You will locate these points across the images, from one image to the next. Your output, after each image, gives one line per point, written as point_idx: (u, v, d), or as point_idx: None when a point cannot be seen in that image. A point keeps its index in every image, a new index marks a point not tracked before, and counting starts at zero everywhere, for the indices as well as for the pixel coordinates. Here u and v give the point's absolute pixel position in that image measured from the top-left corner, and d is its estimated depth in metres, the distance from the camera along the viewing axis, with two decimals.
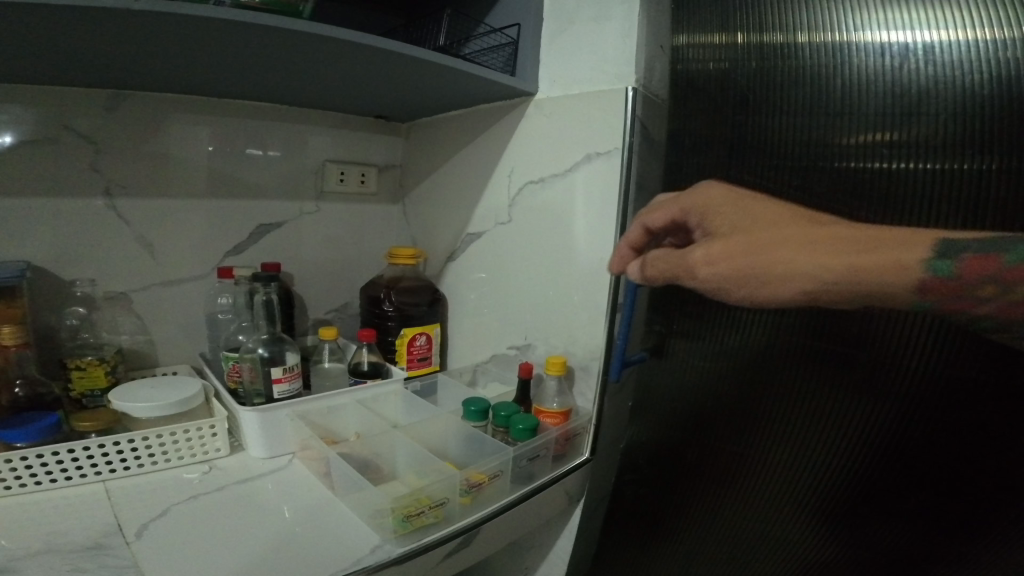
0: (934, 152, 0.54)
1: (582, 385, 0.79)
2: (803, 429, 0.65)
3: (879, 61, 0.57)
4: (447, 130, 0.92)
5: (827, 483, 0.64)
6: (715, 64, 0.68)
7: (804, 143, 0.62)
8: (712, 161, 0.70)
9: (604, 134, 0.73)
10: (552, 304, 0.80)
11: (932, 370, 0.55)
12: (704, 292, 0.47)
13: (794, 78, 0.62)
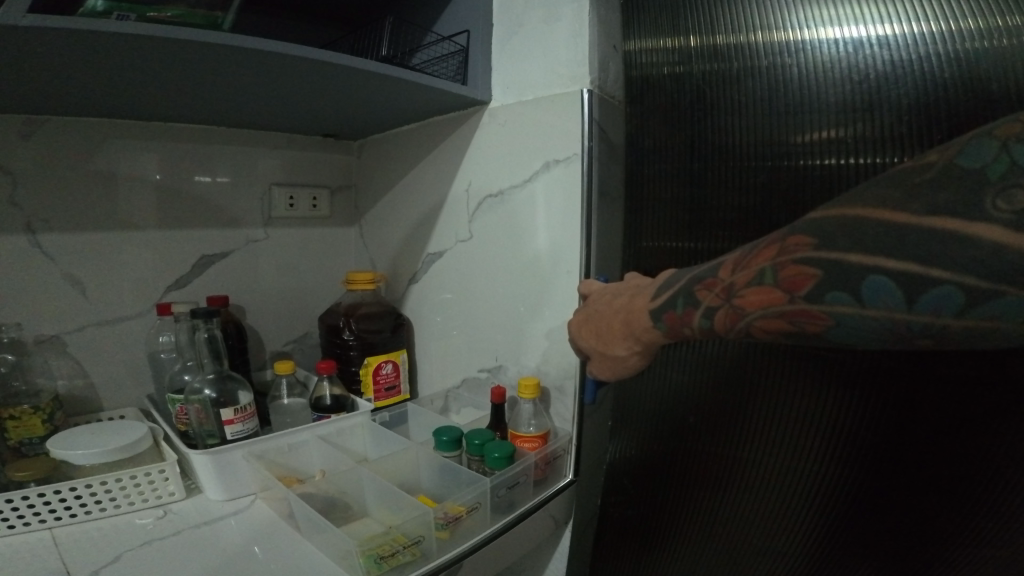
0: (899, 146, 0.53)
1: (558, 406, 0.75)
2: (790, 437, 0.62)
3: (834, 57, 0.56)
4: (398, 148, 0.88)
5: (816, 491, 0.61)
6: (670, 68, 0.66)
7: (760, 146, 0.61)
8: (674, 163, 0.67)
9: (562, 140, 0.70)
10: (521, 322, 0.76)
11: (925, 374, 0.52)
12: (668, 306, 0.43)
13: (751, 79, 0.61)
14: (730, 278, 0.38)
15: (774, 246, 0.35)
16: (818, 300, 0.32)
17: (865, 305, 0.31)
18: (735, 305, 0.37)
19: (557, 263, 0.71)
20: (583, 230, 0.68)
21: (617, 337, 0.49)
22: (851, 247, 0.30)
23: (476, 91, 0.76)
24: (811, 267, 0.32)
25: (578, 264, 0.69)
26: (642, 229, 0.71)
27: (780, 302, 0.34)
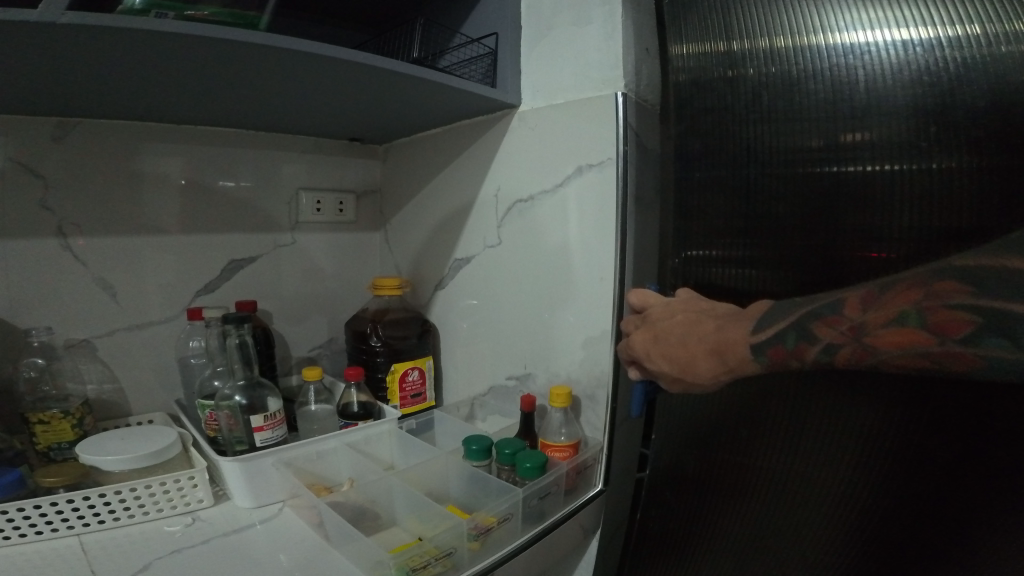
0: (952, 150, 0.53)
1: (590, 415, 0.73)
2: (839, 461, 0.61)
3: (890, 58, 0.56)
4: (425, 153, 0.88)
5: (860, 513, 0.61)
6: (722, 71, 0.65)
7: (811, 148, 0.60)
8: (726, 168, 0.66)
9: (596, 144, 0.69)
10: (550, 328, 0.75)
11: (987, 408, 0.51)
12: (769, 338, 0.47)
13: (805, 83, 0.61)
14: (861, 316, 0.42)
15: (919, 289, 0.39)
16: (973, 342, 0.36)
17: (1018, 347, 0.34)
18: (865, 343, 0.41)
19: (589, 269, 0.70)
20: (618, 232, 0.67)
21: (706, 366, 0.52)
22: (1007, 296, 0.35)
23: (506, 95, 0.75)
24: (966, 314, 0.36)
25: (612, 270, 0.68)
26: (690, 234, 0.68)
27: (929, 344, 0.38)
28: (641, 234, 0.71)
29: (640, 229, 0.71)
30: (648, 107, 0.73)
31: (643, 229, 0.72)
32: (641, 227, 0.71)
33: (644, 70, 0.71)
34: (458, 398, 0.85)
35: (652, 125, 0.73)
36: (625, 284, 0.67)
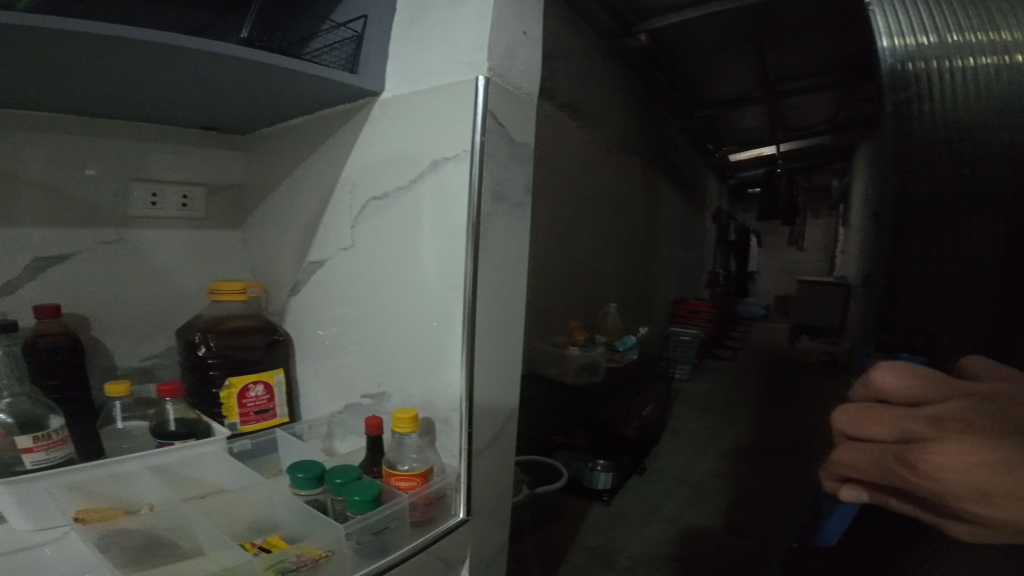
0: None
1: (446, 440, 0.71)
2: None
3: None
4: (292, 146, 0.82)
5: None
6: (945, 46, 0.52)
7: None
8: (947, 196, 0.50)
9: (451, 135, 0.62)
10: (402, 342, 0.67)
11: None
12: None
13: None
14: None
15: None
16: None
17: None
18: None
19: (440, 278, 0.62)
20: (470, 230, 0.59)
21: None
22: None
23: (366, 81, 0.69)
24: None
25: (462, 280, 0.60)
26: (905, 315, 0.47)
27: None
28: (500, 237, 0.64)
29: (500, 232, 0.64)
30: (516, 95, 0.68)
31: (506, 232, 0.65)
32: (502, 231, 0.64)
33: (517, 53, 0.65)
34: (316, 416, 0.81)
35: (517, 116, 0.68)
36: (478, 295, 0.60)
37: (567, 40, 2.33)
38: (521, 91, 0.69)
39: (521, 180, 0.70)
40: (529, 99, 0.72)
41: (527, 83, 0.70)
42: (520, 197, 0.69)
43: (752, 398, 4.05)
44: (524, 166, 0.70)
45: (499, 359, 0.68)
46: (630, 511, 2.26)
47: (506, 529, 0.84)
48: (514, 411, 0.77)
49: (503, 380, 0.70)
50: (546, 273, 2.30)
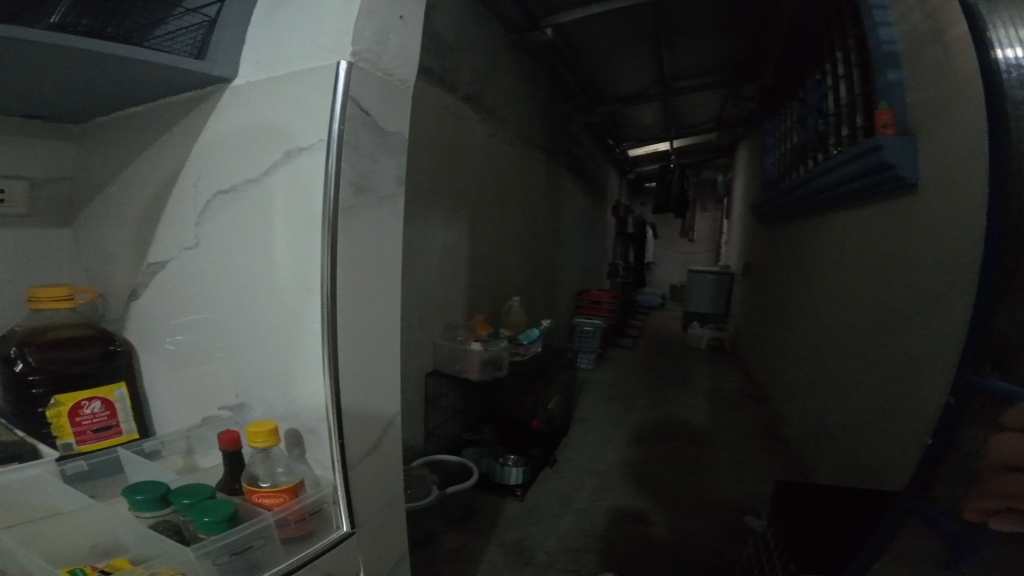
0: None
1: (317, 453, 0.64)
2: None
3: None
4: (141, 135, 0.75)
5: None
6: None
7: None
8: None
9: (308, 125, 0.57)
10: (263, 348, 0.64)
11: None
12: None
13: None
14: None
15: None
16: None
17: None
18: None
19: (296, 280, 0.59)
20: (325, 226, 0.55)
21: None
22: None
23: (215, 68, 0.64)
24: None
25: (320, 282, 0.56)
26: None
27: None
28: (366, 233, 0.60)
29: (366, 228, 0.60)
30: (389, 81, 0.64)
31: (374, 226, 0.62)
32: (368, 226, 0.61)
33: (389, 36, 0.62)
34: (172, 429, 0.75)
35: (390, 104, 0.64)
36: (340, 298, 0.57)
37: (469, 33, 2.31)
38: (394, 78, 0.65)
39: (393, 171, 0.66)
40: (405, 86, 0.68)
41: (402, 69, 0.66)
42: (391, 190, 0.66)
43: (652, 385, 4.25)
44: (397, 156, 0.67)
45: (372, 362, 0.64)
46: (541, 505, 2.30)
47: (404, 539, 0.80)
48: (398, 417, 0.73)
49: (381, 382, 0.67)
50: (450, 270, 2.27)
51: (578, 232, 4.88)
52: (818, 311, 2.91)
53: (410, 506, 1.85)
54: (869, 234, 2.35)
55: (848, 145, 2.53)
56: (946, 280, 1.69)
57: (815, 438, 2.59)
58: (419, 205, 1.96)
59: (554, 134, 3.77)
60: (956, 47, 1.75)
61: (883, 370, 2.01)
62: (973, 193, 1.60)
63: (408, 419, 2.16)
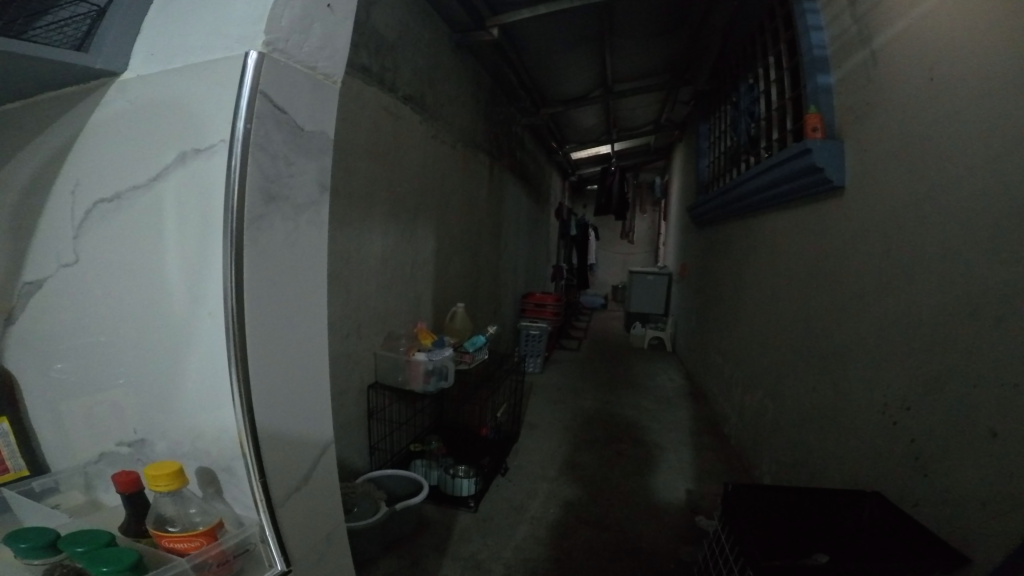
0: None
1: (234, 490, 0.56)
2: None
3: None
4: (17, 136, 0.65)
5: None
6: None
7: None
8: None
9: (207, 124, 0.50)
10: (163, 377, 0.56)
11: None
12: None
13: None
14: None
15: None
16: None
17: None
18: None
19: (195, 302, 0.51)
20: (226, 241, 0.48)
21: None
22: None
23: (99, 61, 0.56)
24: None
25: (223, 305, 0.49)
26: None
27: None
28: (280, 246, 0.53)
29: (280, 240, 0.53)
30: (312, 75, 0.57)
31: (290, 238, 0.55)
32: (282, 238, 0.54)
33: (312, 25, 0.56)
34: (67, 466, 0.66)
35: (314, 101, 0.58)
36: (250, 323, 0.49)
37: (411, 30, 2.24)
38: (319, 72, 0.59)
39: (314, 176, 0.59)
40: (331, 81, 0.61)
41: (327, 62, 0.60)
42: (312, 196, 0.59)
43: (598, 386, 4.29)
44: (319, 159, 0.60)
45: (295, 389, 0.57)
46: (494, 515, 2.25)
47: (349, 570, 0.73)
48: (333, 445, 0.66)
49: (307, 408, 0.60)
50: (390, 277, 2.19)
51: (521, 234, 4.87)
52: (753, 309, 3.01)
53: (355, 524, 1.75)
54: (800, 235, 2.44)
55: (780, 148, 2.62)
56: (875, 278, 1.76)
57: (755, 433, 2.67)
58: (358, 209, 1.87)
59: (497, 136, 3.73)
60: (883, 52, 1.83)
61: (818, 365, 2.08)
62: (899, 193, 1.68)
63: (350, 434, 2.06)
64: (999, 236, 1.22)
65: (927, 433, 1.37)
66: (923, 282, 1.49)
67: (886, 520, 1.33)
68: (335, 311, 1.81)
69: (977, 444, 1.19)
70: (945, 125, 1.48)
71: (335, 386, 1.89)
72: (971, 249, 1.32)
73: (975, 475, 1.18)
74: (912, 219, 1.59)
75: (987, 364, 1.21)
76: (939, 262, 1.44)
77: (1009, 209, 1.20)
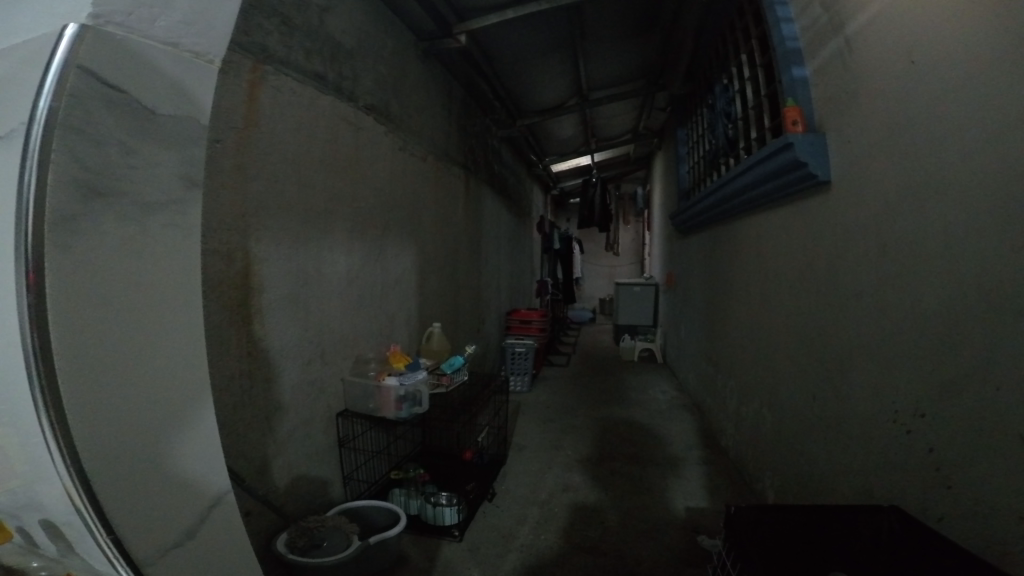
0: None
1: (84, 546, 0.60)
2: None
3: None
4: None
5: None
6: None
7: None
8: None
9: (9, 138, 0.56)
10: (6, 434, 0.61)
11: None
12: None
13: None
14: None
15: None
16: None
17: None
18: None
19: (4, 345, 0.56)
20: (15, 273, 0.52)
21: None
22: None
23: None
24: None
25: (24, 346, 0.54)
26: None
27: None
28: (105, 266, 0.60)
29: (106, 245, 0.60)
30: (175, 52, 0.70)
31: (120, 246, 0.62)
32: (109, 256, 0.60)
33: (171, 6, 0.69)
34: None
35: (171, 81, 0.69)
36: (59, 358, 0.54)
37: (370, 37, 2.13)
38: (186, 49, 0.72)
39: (175, 166, 0.71)
40: (202, 59, 0.75)
41: (193, 42, 0.73)
42: (177, 190, 0.71)
43: (588, 403, 4.14)
44: (169, 156, 0.69)
45: (144, 417, 0.64)
46: (483, 544, 2.09)
47: None
48: (232, 493, 0.77)
49: (173, 448, 0.68)
50: (357, 297, 2.05)
51: (502, 249, 4.75)
52: (744, 315, 2.90)
53: (328, 560, 1.54)
54: (787, 235, 2.34)
55: (759, 147, 2.53)
56: (871, 274, 1.66)
57: (755, 446, 2.54)
58: (315, 224, 1.74)
59: (472, 149, 3.63)
60: (858, 38, 1.75)
61: (817, 371, 1.97)
62: (889, 183, 1.58)
63: (318, 467, 1.89)
64: (1005, 218, 1.12)
65: (948, 443, 1.25)
66: (925, 275, 1.39)
67: (908, 538, 1.19)
68: (294, 335, 1.66)
69: (1007, 447, 1.07)
70: (930, 107, 1.40)
71: (299, 417, 1.75)
72: (973, 236, 1.22)
73: (1011, 487, 1.05)
74: (905, 209, 1.50)
75: (1008, 359, 1.09)
76: (940, 252, 1.33)
77: (1013, 188, 1.10)
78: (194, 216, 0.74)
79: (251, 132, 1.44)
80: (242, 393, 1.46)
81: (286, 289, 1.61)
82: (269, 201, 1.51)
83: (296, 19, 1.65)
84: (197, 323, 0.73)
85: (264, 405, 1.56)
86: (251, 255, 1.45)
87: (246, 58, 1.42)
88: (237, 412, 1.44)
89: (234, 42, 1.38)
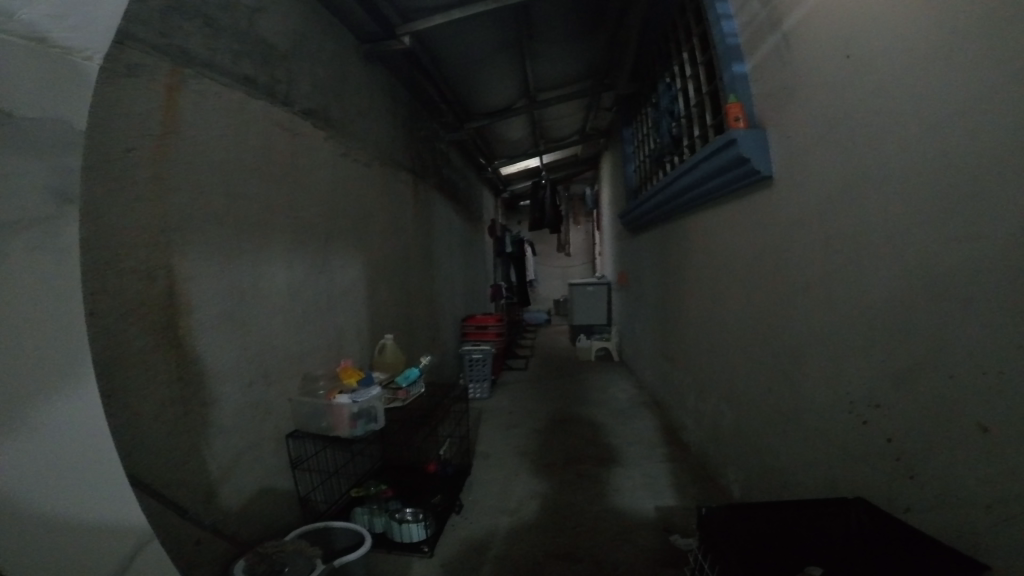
0: None
1: None
2: None
3: None
4: None
5: None
6: None
7: None
8: None
9: None
10: None
11: None
12: None
13: None
14: None
15: None
16: None
17: None
18: None
19: None
20: None
21: None
22: None
23: None
24: None
25: None
26: None
27: None
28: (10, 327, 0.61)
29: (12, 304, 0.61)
30: (40, 48, 0.64)
31: (24, 305, 0.63)
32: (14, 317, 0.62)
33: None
34: None
35: (38, 75, 0.64)
36: None
37: (306, 38, 2.03)
38: (56, 44, 0.66)
39: (49, 182, 0.66)
40: (78, 55, 0.69)
41: (70, 36, 0.67)
42: (53, 214, 0.67)
43: (549, 406, 4.10)
44: (35, 175, 0.64)
45: (55, 467, 0.66)
46: (454, 560, 2.00)
47: None
48: (153, 536, 0.81)
49: (83, 494, 0.70)
50: (301, 313, 1.94)
51: (454, 255, 4.67)
52: (697, 311, 2.92)
53: None
54: (735, 230, 2.37)
55: (702, 144, 2.56)
56: (819, 266, 1.68)
57: (716, 440, 2.56)
58: (251, 237, 1.63)
59: (419, 154, 3.54)
60: (797, 33, 1.77)
61: (771, 363, 1.99)
62: (832, 177, 1.60)
63: (269, 495, 1.77)
64: (944, 207, 1.14)
65: (907, 430, 1.26)
66: (871, 265, 1.41)
67: (874, 529, 1.20)
68: (232, 358, 1.55)
69: (965, 433, 1.09)
70: (868, 100, 1.42)
71: (244, 444, 1.62)
72: (915, 225, 1.23)
73: (977, 473, 1.06)
74: (848, 201, 1.52)
75: (959, 345, 1.10)
76: (885, 243, 1.35)
77: (953, 177, 1.12)
78: (71, 237, 0.70)
79: (170, 140, 1.32)
80: (176, 425, 1.34)
81: (221, 309, 1.50)
82: (195, 215, 1.40)
83: (220, 19, 1.53)
84: (91, 363, 0.72)
85: (204, 435, 1.44)
86: (176, 275, 1.33)
87: (163, 61, 1.31)
88: (172, 445, 1.32)
89: (149, 43, 1.26)
